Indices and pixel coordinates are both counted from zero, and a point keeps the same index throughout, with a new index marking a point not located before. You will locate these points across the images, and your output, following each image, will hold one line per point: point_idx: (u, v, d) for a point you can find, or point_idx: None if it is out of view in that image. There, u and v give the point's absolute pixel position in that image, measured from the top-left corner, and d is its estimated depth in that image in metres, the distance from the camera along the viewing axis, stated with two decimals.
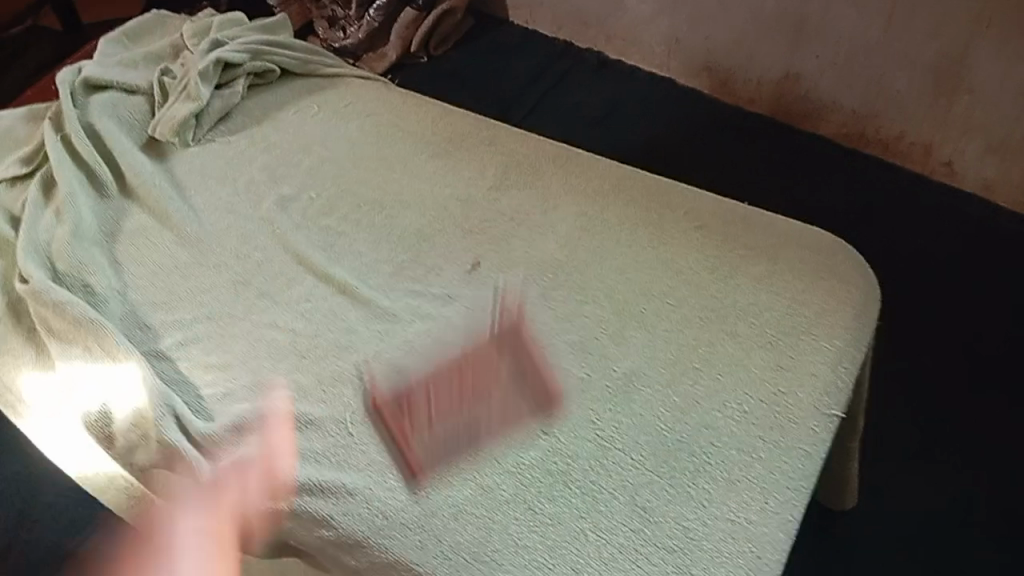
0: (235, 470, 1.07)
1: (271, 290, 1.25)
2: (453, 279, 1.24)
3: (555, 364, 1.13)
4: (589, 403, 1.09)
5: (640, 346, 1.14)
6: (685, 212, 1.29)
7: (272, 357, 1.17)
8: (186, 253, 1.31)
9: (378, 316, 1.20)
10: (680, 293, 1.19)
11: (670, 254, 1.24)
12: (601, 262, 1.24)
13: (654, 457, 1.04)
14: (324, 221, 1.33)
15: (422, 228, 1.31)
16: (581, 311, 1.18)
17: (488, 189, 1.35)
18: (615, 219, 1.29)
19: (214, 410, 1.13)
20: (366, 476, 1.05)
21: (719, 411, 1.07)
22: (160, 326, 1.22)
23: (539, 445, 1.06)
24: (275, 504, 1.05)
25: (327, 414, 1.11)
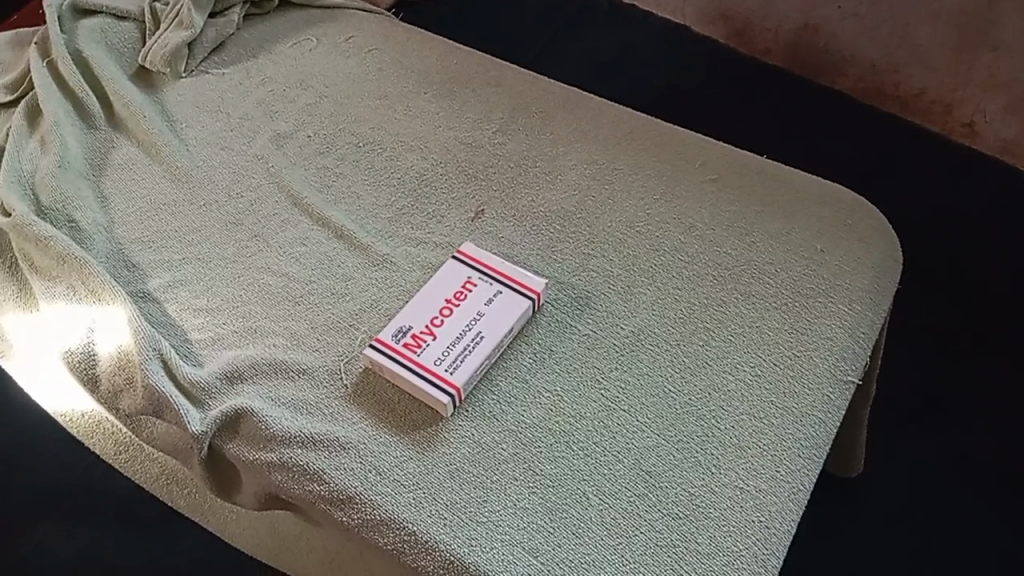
0: (224, 419, 1.02)
1: (265, 232, 1.19)
2: (455, 227, 1.18)
3: (560, 319, 1.08)
4: (595, 360, 1.04)
5: (650, 303, 1.09)
6: (700, 163, 1.23)
7: (265, 302, 1.12)
8: (177, 189, 1.25)
9: (375, 263, 1.14)
10: (693, 249, 1.14)
11: (683, 208, 1.18)
12: (611, 213, 1.18)
13: (661, 418, 0.99)
14: (321, 162, 1.27)
15: (424, 171, 1.24)
16: (588, 264, 1.13)
17: (494, 133, 1.28)
18: (626, 169, 1.22)
19: (203, 355, 1.08)
20: (360, 429, 1.00)
21: (731, 374, 1.02)
22: (148, 265, 1.17)
23: (542, 403, 1.01)
24: (264, 456, 1.00)
25: (321, 363, 1.06)
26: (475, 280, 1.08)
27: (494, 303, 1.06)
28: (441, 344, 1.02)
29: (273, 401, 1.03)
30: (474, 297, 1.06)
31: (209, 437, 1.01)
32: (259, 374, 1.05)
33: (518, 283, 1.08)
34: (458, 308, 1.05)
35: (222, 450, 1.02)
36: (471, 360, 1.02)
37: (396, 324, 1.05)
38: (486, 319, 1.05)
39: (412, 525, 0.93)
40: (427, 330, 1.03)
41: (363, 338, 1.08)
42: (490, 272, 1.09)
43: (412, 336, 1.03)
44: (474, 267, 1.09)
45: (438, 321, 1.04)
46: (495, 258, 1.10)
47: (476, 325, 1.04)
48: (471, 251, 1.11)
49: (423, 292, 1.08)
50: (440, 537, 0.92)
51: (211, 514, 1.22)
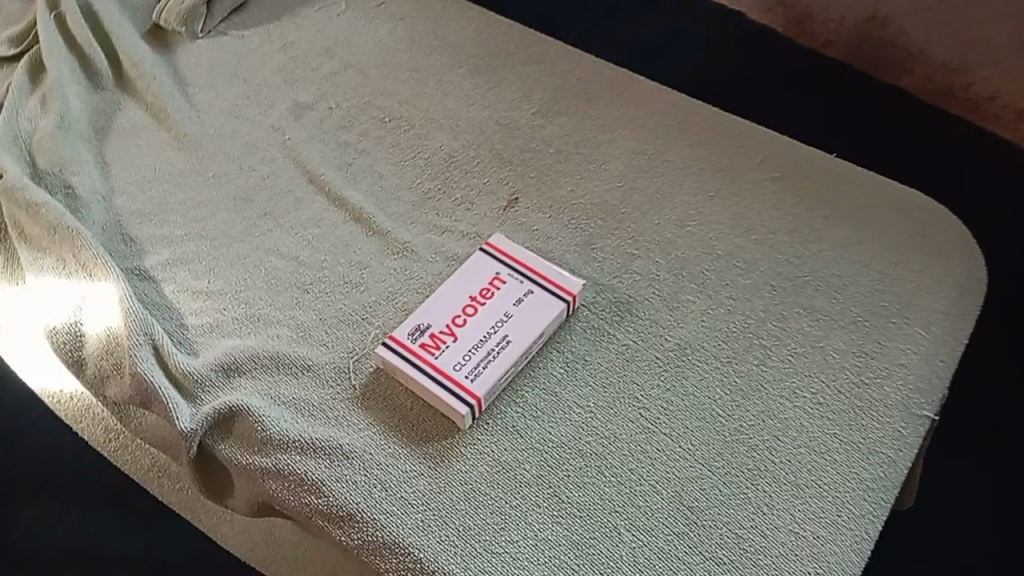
0: (216, 416, 0.91)
1: (276, 210, 1.08)
2: (485, 216, 1.06)
3: (596, 326, 0.96)
4: (634, 374, 0.93)
5: (699, 313, 0.97)
6: (761, 160, 1.10)
7: (271, 288, 1.01)
8: (184, 158, 1.14)
9: (395, 252, 1.03)
10: (750, 254, 1.01)
11: (740, 208, 1.06)
12: (659, 210, 1.06)
13: (706, 446, 0.88)
14: (342, 136, 1.15)
15: (453, 152, 1.13)
16: (631, 266, 1.01)
17: (532, 114, 1.16)
18: (678, 162, 1.10)
19: (199, 343, 0.97)
20: (367, 437, 0.89)
21: (788, 400, 0.91)
22: (147, 241, 1.06)
23: (573, 420, 0.90)
24: (259, 462, 0.89)
25: (327, 359, 0.95)
26: (505, 276, 0.97)
27: (524, 304, 0.95)
28: (463, 347, 0.91)
29: (272, 400, 0.92)
30: (501, 296, 0.95)
31: (199, 435, 0.91)
32: (258, 369, 0.95)
33: (552, 282, 0.96)
34: (483, 308, 0.94)
35: (213, 450, 0.92)
36: (494, 368, 0.90)
37: (413, 321, 0.94)
38: (513, 321, 0.93)
39: (419, 552, 0.83)
40: (447, 330, 0.92)
41: (375, 334, 0.97)
42: (522, 269, 0.97)
43: (430, 337, 0.92)
44: (504, 263, 0.98)
45: (460, 321, 0.93)
46: (527, 254, 0.98)
47: (502, 328, 0.93)
48: (502, 244, 1.00)
49: (446, 287, 0.96)
50: (449, 568, 0.82)
51: (202, 511, 1.11)
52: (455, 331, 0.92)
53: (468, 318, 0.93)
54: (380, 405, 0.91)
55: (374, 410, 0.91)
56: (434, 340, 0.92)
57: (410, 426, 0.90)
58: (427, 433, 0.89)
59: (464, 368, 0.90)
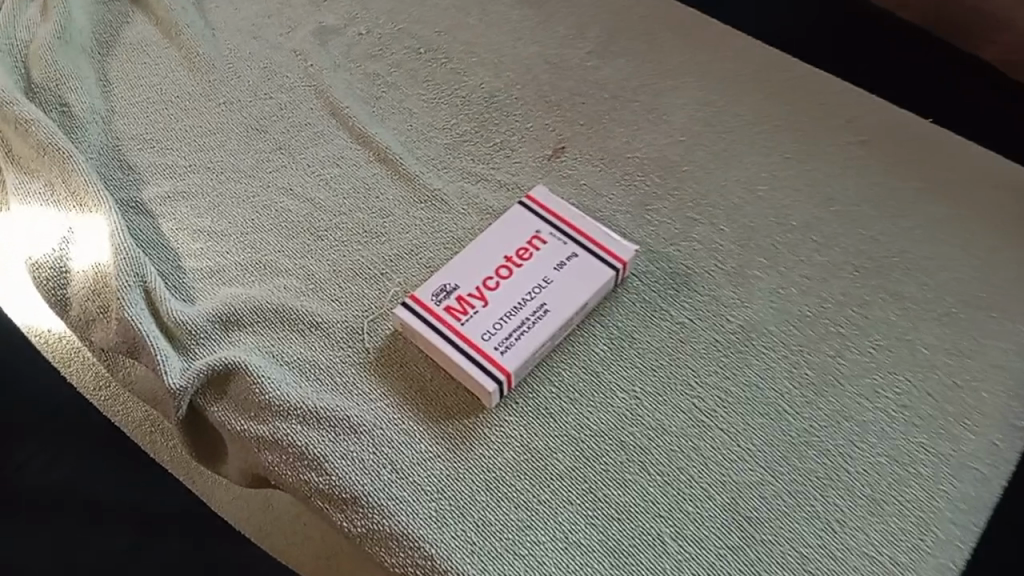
0: (209, 374, 0.80)
1: (292, 144, 0.96)
2: (527, 165, 0.94)
3: (647, 299, 0.84)
4: (689, 357, 0.81)
5: (767, 293, 0.84)
6: (846, 121, 0.96)
7: (280, 232, 0.90)
8: (193, 80, 1.01)
9: (423, 200, 0.91)
10: (829, 228, 0.89)
11: (820, 175, 0.92)
12: (726, 170, 0.92)
13: (770, 448, 0.77)
14: (370, 67, 1.02)
15: (494, 91, 0.99)
16: (691, 232, 0.88)
17: (586, 53, 1.02)
18: (750, 118, 0.96)
19: (196, 289, 0.86)
20: (378, 409, 0.78)
21: (866, 401, 0.79)
22: (146, 170, 0.94)
23: (615, 405, 0.78)
24: (254, 429, 0.78)
25: (339, 317, 0.84)
26: (545, 236, 0.84)
27: (566, 269, 0.82)
28: (494, 314, 0.79)
29: (275, 359, 0.81)
30: (540, 259, 0.83)
31: (189, 393, 0.80)
32: (260, 323, 0.83)
33: (599, 246, 0.84)
34: (518, 271, 0.82)
35: (205, 412, 0.81)
36: (529, 340, 0.79)
37: (439, 280, 0.82)
38: (553, 287, 0.81)
39: (431, 547, 0.72)
40: (477, 294, 0.81)
41: (394, 292, 0.85)
42: (565, 229, 0.85)
43: (457, 299, 0.81)
44: (546, 220, 0.86)
45: (491, 284, 0.81)
46: (572, 212, 0.86)
47: (540, 295, 0.81)
48: (543, 198, 0.87)
49: (477, 243, 0.84)
50: (464, 569, 0.71)
51: (197, 473, 1.00)
52: (485, 295, 0.81)
53: (501, 281, 0.81)
54: (395, 374, 0.80)
55: (388, 379, 0.80)
56: (460, 303, 0.80)
57: (428, 401, 0.79)
58: (448, 410, 0.78)
59: (492, 337, 0.78)
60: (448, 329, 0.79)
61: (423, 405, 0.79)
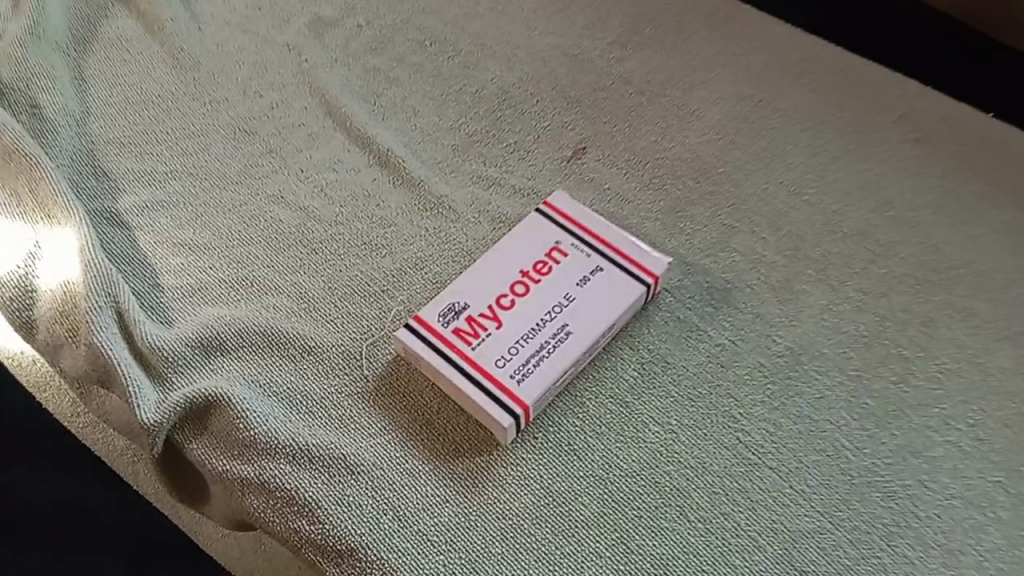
0: (187, 407, 0.71)
1: (283, 146, 0.87)
2: (544, 167, 0.84)
3: (682, 318, 0.75)
4: (732, 385, 0.71)
5: (817, 310, 0.75)
6: (898, 115, 0.86)
7: (270, 245, 0.80)
8: (176, 78, 0.92)
9: (428, 208, 0.82)
10: (885, 235, 0.79)
11: (873, 175, 0.82)
12: (768, 171, 0.83)
13: (828, 489, 0.67)
14: (371, 61, 0.92)
15: (507, 86, 0.90)
16: (729, 241, 0.79)
17: (609, 44, 0.93)
18: (793, 113, 0.86)
19: (174, 310, 0.77)
20: (379, 447, 0.69)
21: (935, 435, 0.69)
22: (123, 177, 0.85)
23: (648, 441, 0.69)
24: (238, 470, 0.69)
25: (334, 341, 0.74)
26: (566, 248, 0.75)
27: (591, 285, 0.73)
28: (509, 338, 0.70)
29: (261, 389, 0.72)
30: (561, 274, 0.73)
31: (165, 429, 0.70)
32: (246, 347, 0.74)
33: (628, 259, 0.74)
34: (536, 288, 0.73)
35: (183, 449, 0.72)
36: (549, 367, 0.69)
37: (446, 298, 0.73)
38: (575, 306, 0.72)
39: None
40: (489, 315, 0.71)
41: (397, 312, 0.76)
42: (589, 240, 0.75)
43: (467, 321, 0.71)
44: (566, 230, 0.76)
45: (506, 303, 0.72)
46: (596, 220, 0.77)
47: (561, 315, 0.71)
48: (564, 205, 0.78)
49: (490, 256, 0.75)
50: None
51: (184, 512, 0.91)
52: (499, 317, 0.71)
53: (517, 300, 0.72)
54: (398, 406, 0.71)
55: (389, 411, 0.71)
56: (471, 325, 0.71)
57: (433, 437, 0.69)
58: (457, 447, 0.69)
59: (507, 363, 0.69)
60: (457, 354, 0.70)
61: (428, 442, 0.69)
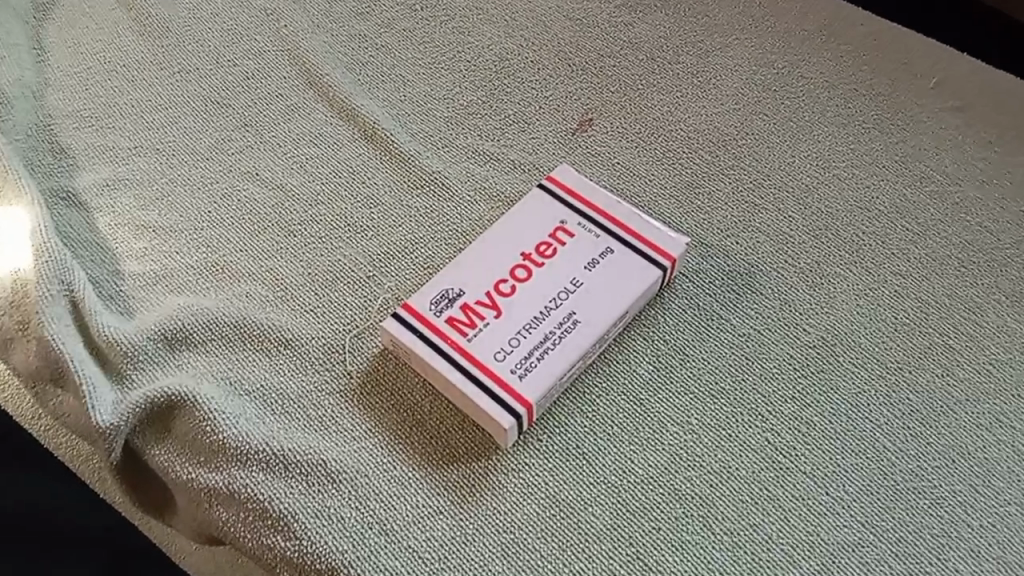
0: (149, 409, 0.63)
1: (259, 119, 0.79)
2: (547, 141, 0.76)
3: (702, 306, 0.67)
4: (759, 379, 0.64)
5: (852, 296, 0.67)
6: (935, 83, 0.78)
7: (244, 227, 0.72)
8: (142, 46, 0.84)
9: (419, 186, 0.74)
10: (924, 213, 0.71)
11: (909, 147, 0.75)
12: (793, 144, 0.75)
13: (869, 497, 0.60)
14: (356, 26, 0.84)
15: (505, 53, 0.82)
16: (753, 221, 0.71)
17: (615, 7, 0.85)
18: (819, 81, 0.79)
19: (137, 300, 0.69)
20: (364, 452, 0.61)
21: (988, 434, 0.62)
22: (82, 153, 0.77)
23: (666, 443, 0.61)
24: (205, 478, 0.61)
25: (314, 332, 0.67)
26: (572, 228, 0.67)
27: (600, 268, 0.65)
28: (509, 328, 0.62)
29: (232, 387, 0.64)
30: (566, 257, 0.66)
31: (124, 433, 0.63)
32: (215, 341, 0.66)
33: (641, 239, 0.67)
34: (539, 272, 0.65)
35: (144, 455, 0.64)
36: (554, 360, 0.61)
37: (438, 284, 0.65)
38: (583, 292, 0.64)
39: None
40: (487, 303, 0.64)
41: (384, 300, 0.68)
42: (597, 219, 0.68)
43: (461, 309, 0.63)
44: (572, 208, 0.68)
45: (505, 290, 0.64)
46: (605, 197, 0.69)
47: (567, 302, 0.64)
48: (569, 180, 0.70)
49: (487, 237, 0.67)
50: None
51: None
52: (497, 305, 0.64)
53: (517, 286, 0.64)
54: (384, 406, 0.63)
55: (374, 412, 0.63)
56: (466, 314, 0.63)
57: (424, 440, 0.62)
58: (451, 451, 0.61)
59: (506, 356, 0.61)
60: (450, 346, 0.62)
61: (419, 446, 0.62)
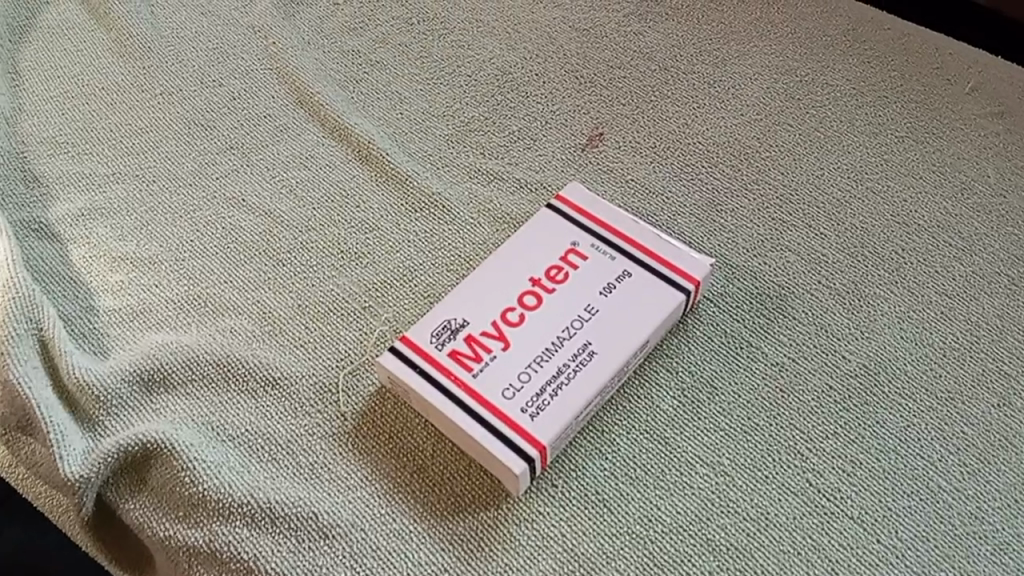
0: (122, 458, 0.57)
1: (246, 141, 0.73)
2: (555, 158, 0.71)
3: (729, 333, 0.61)
4: (796, 414, 0.57)
5: (894, 319, 0.61)
6: (971, 89, 0.72)
7: (228, 256, 0.67)
8: (122, 68, 0.79)
9: (418, 208, 0.68)
10: (968, 227, 0.65)
11: (947, 156, 0.69)
12: (821, 155, 0.70)
13: (925, 544, 0.53)
14: (349, 42, 0.79)
15: (508, 66, 0.77)
16: (781, 239, 0.65)
17: (624, 15, 0.79)
18: (846, 88, 0.73)
19: (112, 338, 0.63)
20: (359, 503, 0.55)
21: None
22: (56, 181, 0.72)
23: (695, 487, 0.55)
24: (183, 535, 0.55)
25: (304, 370, 0.61)
26: (584, 250, 0.62)
27: (616, 293, 0.59)
28: (519, 362, 0.57)
29: (213, 432, 0.58)
30: (579, 282, 0.60)
31: (95, 486, 0.57)
32: (195, 382, 0.60)
33: (660, 260, 0.61)
34: (550, 299, 0.59)
35: (118, 510, 0.58)
36: (569, 396, 0.55)
37: (439, 314, 0.59)
38: (598, 320, 0.58)
39: None
40: (492, 334, 0.58)
41: (381, 333, 0.62)
42: (612, 240, 0.62)
43: (465, 342, 0.58)
44: (584, 228, 0.63)
45: (513, 319, 0.58)
46: (619, 216, 0.63)
47: (581, 332, 0.58)
48: (579, 199, 0.64)
49: (492, 262, 0.61)
50: None
51: None
52: (505, 336, 0.58)
53: (526, 315, 0.59)
54: (382, 450, 0.57)
55: (371, 457, 0.57)
56: (471, 347, 0.57)
57: (425, 488, 0.56)
58: (456, 500, 0.55)
59: (516, 393, 0.55)
60: (453, 383, 0.56)
61: (420, 495, 0.56)
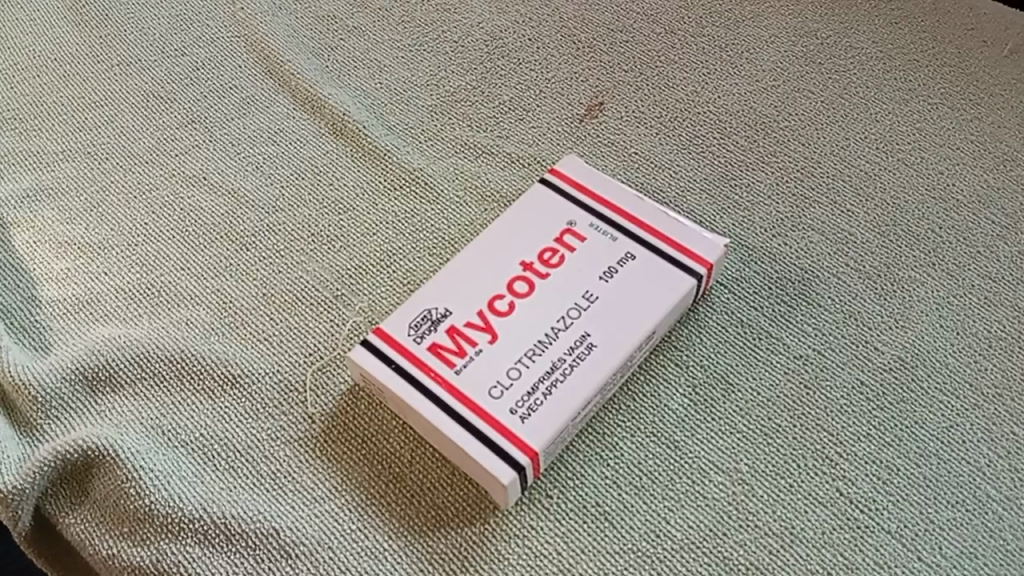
0: (61, 468, 0.50)
1: (210, 114, 0.66)
2: (550, 129, 0.64)
3: (747, 323, 0.54)
4: (823, 414, 0.51)
5: (932, 305, 0.54)
6: (1009, 52, 0.65)
7: (186, 240, 0.60)
8: (76, 36, 0.72)
9: (398, 185, 0.62)
10: (1012, 202, 0.58)
11: (986, 125, 0.62)
12: (846, 125, 0.63)
13: (973, 562, 0.46)
14: (324, 7, 0.72)
15: (498, 30, 0.70)
16: (803, 217, 0.58)
17: None
18: (872, 50, 0.66)
19: (54, 332, 0.56)
20: (327, 517, 0.49)
21: None
22: (0, 161, 0.65)
23: (709, 499, 0.48)
24: (127, 555, 0.49)
25: (268, 367, 0.54)
26: (582, 231, 0.55)
27: (618, 279, 0.53)
28: (507, 356, 0.50)
29: (164, 437, 0.52)
30: (577, 266, 0.53)
31: (30, 499, 0.50)
32: (145, 381, 0.54)
33: (668, 241, 0.54)
34: (543, 286, 0.52)
35: (58, 525, 0.51)
36: (565, 395, 0.49)
37: (419, 303, 0.52)
38: (598, 308, 0.51)
39: None
40: (478, 324, 0.51)
41: (355, 325, 0.56)
42: (613, 218, 0.55)
43: (447, 334, 0.51)
44: (581, 206, 0.56)
45: (501, 308, 0.52)
46: (622, 192, 0.56)
47: (579, 322, 0.51)
48: (576, 173, 0.57)
49: (479, 244, 0.55)
50: None
51: None
52: (492, 327, 0.51)
53: (516, 303, 0.52)
54: (354, 456, 0.51)
55: (341, 464, 0.50)
56: (454, 339, 0.51)
57: (402, 500, 0.49)
58: (436, 514, 0.49)
59: (504, 391, 0.48)
60: (433, 380, 0.49)
61: (396, 507, 0.49)
